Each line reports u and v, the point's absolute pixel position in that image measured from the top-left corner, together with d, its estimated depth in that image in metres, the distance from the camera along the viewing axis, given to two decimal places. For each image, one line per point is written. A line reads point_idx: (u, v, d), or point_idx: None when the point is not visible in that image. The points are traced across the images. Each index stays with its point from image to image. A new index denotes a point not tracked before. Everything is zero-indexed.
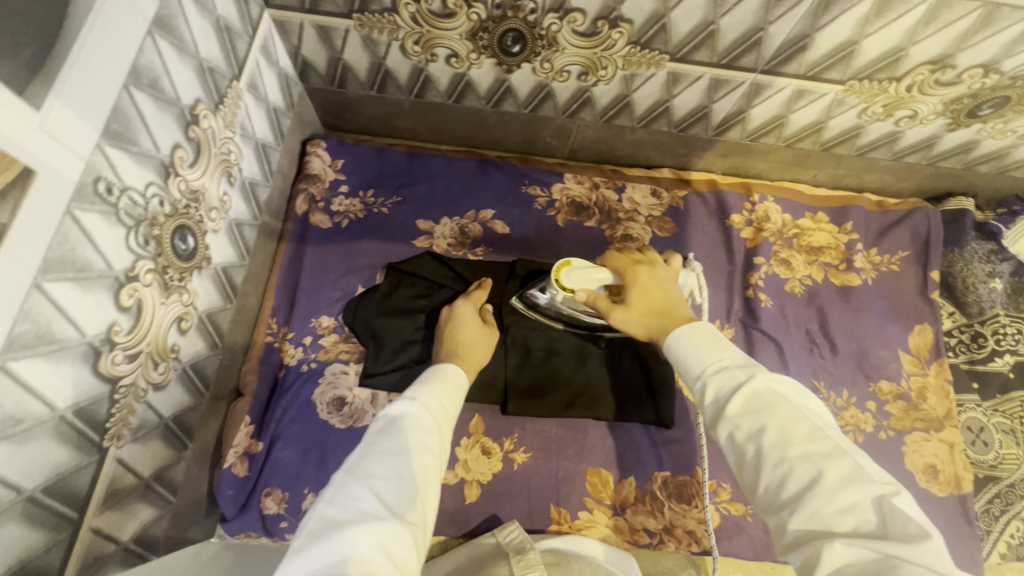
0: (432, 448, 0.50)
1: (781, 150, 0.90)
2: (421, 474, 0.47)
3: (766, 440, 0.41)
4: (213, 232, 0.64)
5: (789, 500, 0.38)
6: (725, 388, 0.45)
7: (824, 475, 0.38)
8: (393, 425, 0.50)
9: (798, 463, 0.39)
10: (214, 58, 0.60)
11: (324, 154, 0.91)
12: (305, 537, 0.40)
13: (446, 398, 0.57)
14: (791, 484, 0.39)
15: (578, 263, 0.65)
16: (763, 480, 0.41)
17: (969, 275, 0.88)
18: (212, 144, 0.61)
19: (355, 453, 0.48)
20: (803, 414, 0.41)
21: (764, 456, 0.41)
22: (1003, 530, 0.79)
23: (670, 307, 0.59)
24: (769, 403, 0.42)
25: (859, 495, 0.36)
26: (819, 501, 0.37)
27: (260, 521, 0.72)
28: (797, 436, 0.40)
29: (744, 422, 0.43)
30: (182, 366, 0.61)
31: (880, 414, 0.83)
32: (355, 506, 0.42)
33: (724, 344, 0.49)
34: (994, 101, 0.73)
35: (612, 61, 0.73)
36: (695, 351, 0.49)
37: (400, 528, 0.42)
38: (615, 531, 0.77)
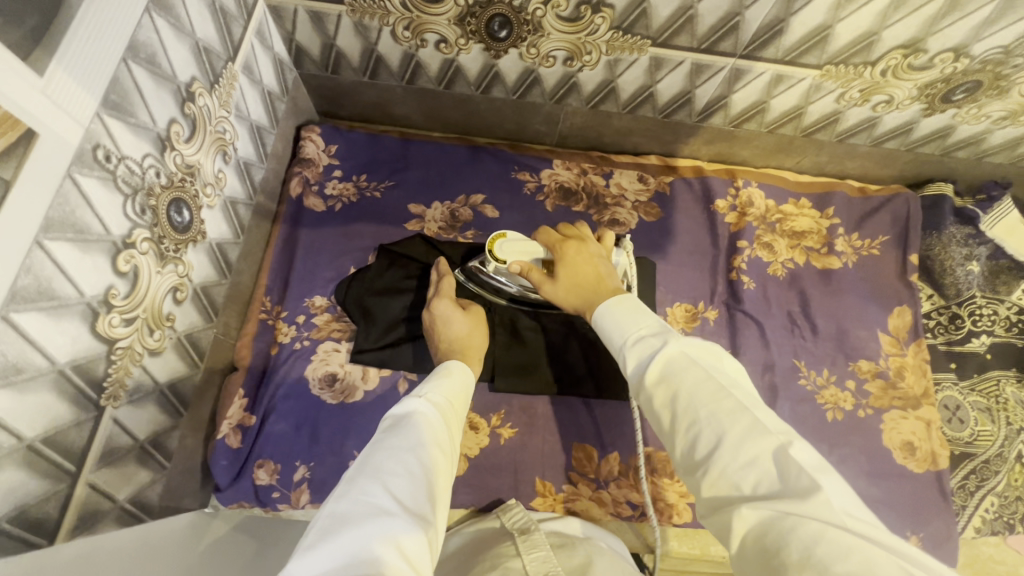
0: (443, 447, 0.50)
1: (763, 136, 0.92)
2: (433, 471, 0.47)
3: (679, 405, 0.43)
4: (208, 208, 0.66)
5: (699, 463, 0.40)
6: (643, 356, 0.48)
7: (726, 435, 0.40)
8: (405, 423, 0.51)
9: (705, 424, 0.41)
10: (210, 38, 0.62)
11: (318, 140, 0.93)
12: (317, 530, 0.38)
13: (454, 401, 0.58)
14: (701, 445, 0.40)
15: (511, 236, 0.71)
16: (680, 445, 0.43)
17: (946, 258, 0.90)
18: (207, 122, 0.63)
19: (366, 449, 0.47)
20: (711, 374, 0.43)
21: (679, 423, 0.43)
22: (978, 505, 0.81)
23: (596, 278, 0.62)
24: (682, 367, 0.44)
25: (759, 450, 0.38)
26: (725, 459, 0.39)
27: (252, 491, 0.74)
28: (703, 396, 0.42)
29: (659, 389, 0.45)
30: (178, 336, 0.63)
31: (859, 392, 0.85)
32: (371, 499, 0.41)
33: (643, 315, 0.52)
34: (966, 86, 0.75)
35: (596, 46, 0.75)
36: (618, 324, 0.52)
37: (415, 523, 0.41)
38: (598, 504, 0.79)
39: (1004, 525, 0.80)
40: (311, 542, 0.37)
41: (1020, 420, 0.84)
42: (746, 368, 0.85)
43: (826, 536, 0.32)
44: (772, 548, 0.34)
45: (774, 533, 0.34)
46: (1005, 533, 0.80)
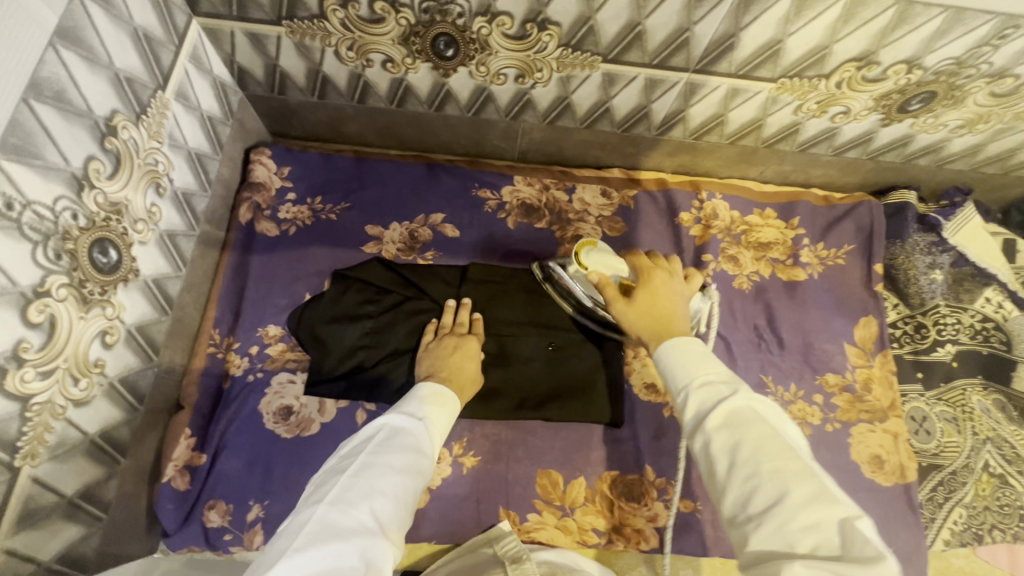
0: (423, 471, 0.56)
1: (725, 148, 0.90)
2: (409, 493, 0.53)
3: (740, 455, 0.42)
4: (140, 244, 0.63)
5: (754, 514, 0.40)
6: (706, 403, 0.47)
7: (789, 493, 0.39)
8: (394, 442, 0.55)
9: (767, 478, 0.40)
10: (133, 67, 0.59)
11: (269, 162, 0.90)
12: (306, 537, 0.44)
13: (442, 423, 0.63)
14: (758, 496, 0.40)
15: (598, 248, 0.73)
16: (731, 493, 0.42)
17: (910, 267, 0.90)
18: (135, 155, 0.60)
19: (359, 462, 0.52)
20: (780, 435, 0.43)
21: (735, 471, 0.42)
22: (947, 517, 0.80)
23: (669, 316, 0.61)
24: (748, 420, 0.44)
25: (822, 513, 0.37)
26: (785, 516, 0.38)
27: (202, 534, 0.71)
28: (770, 453, 0.41)
29: (720, 435, 0.44)
30: (109, 381, 0.60)
31: (827, 406, 0.84)
32: (355, 517, 0.47)
33: (712, 361, 0.51)
34: (921, 97, 0.74)
35: (546, 64, 0.73)
36: (682, 364, 0.51)
37: (385, 542, 0.47)
38: (564, 532, 0.77)
39: (972, 536, 0.79)
40: (299, 550, 0.43)
41: (986, 429, 0.83)
42: None
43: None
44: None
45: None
46: (974, 544, 0.80)
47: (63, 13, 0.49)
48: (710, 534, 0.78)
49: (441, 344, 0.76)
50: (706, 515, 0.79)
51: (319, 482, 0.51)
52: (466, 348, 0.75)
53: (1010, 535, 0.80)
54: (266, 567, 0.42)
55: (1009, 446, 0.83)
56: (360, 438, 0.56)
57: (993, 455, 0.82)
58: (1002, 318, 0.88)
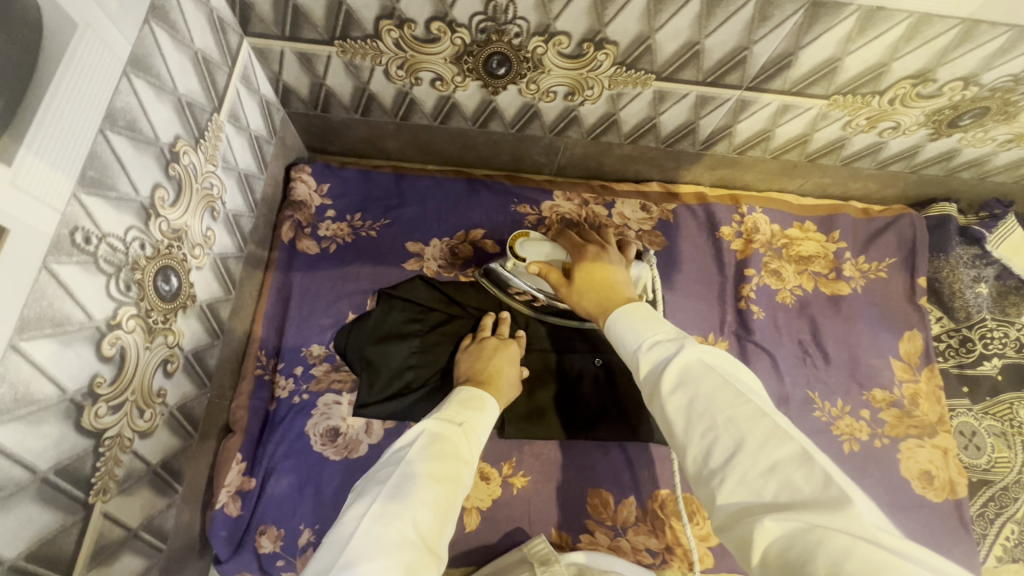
0: (461, 478, 0.54)
1: (767, 162, 0.90)
2: (448, 503, 0.51)
3: (696, 410, 0.42)
4: (197, 269, 0.62)
5: (717, 468, 0.39)
6: (658, 361, 0.47)
7: (747, 439, 0.38)
8: (431, 448, 0.54)
9: (721, 430, 0.40)
10: (193, 92, 0.58)
11: (309, 179, 0.89)
12: (350, 553, 0.43)
13: (481, 427, 0.61)
14: (718, 450, 0.39)
15: (534, 240, 0.76)
16: (693, 450, 0.41)
17: (955, 281, 0.90)
18: (194, 179, 0.60)
19: (398, 472, 0.51)
20: (729, 381, 0.42)
21: (693, 426, 0.41)
22: (999, 533, 0.80)
23: (610, 283, 0.63)
24: (699, 374, 0.43)
25: (779, 456, 0.37)
26: (747, 465, 0.37)
27: (254, 561, 0.70)
28: (721, 402, 0.41)
29: (676, 395, 0.43)
30: (170, 410, 0.59)
31: (874, 422, 0.84)
32: (399, 530, 0.45)
33: (661, 322, 0.51)
34: (974, 112, 0.74)
35: (598, 81, 0.72)
36: (633, 332, 0.51)
37: (429, 558, 0.45)
38: (617, 553, 0.76)
39: None
40: (345, 565, 0.42)
41: None
42: None
43: (858, 546, 0.30)
44: (798, 560, 0.31)
45: (799, 544, 0.32)
46: None
47: (135, 41, 0.48)
48: None
49: (482, 346, 0.75)
50: None
51: (356, 496, 0.51)
52: (507, 351, 0.74)
53: None
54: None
55: None
56: (397, 446, 0.55)
57: None
58: None
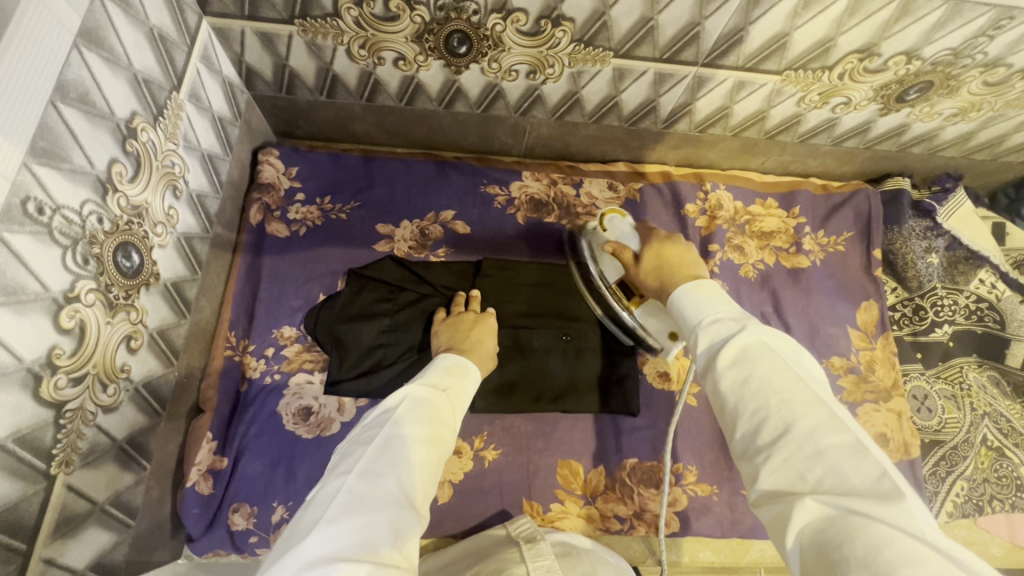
0: (444, 440, 0.55)
1: (728, 140, 0.92)
2: (432, 463, 0.53)
3: (750, 389, 0.42)
4: (159, 247, 0.62)
5: (764, 446, 0.40)
6: (717, 338, 0.46)
7: (800, 423, 0.39)
8: (418, 412, 0.55)
9: (775, 412, 0.40)
10: (150, 68, 0.58)
11: (277, 163, 0.89)
12: (336, 510, 0.45)
13: (465, 392, 0.63)
14: (767, 431, 0.40)
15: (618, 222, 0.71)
16: (741, 427, 0.42)
17: (908, 252, 0.93)
18: (153, 156, 0.60)
19: (384, 432, 0.52)
20: (789, 366, 0.42)
21: (743, 404, 0.42)
22: (950, 490, 0.84)
23: (680, 263, 0.60)
24: (759, 354, 0.43)
25: (833, 443, 0.37)
26: (796, 449, 0.38)
27: (227, 538, 0.71)
28: (778, 386, 0.41)
29: (731, 371, 0.44)
30: (135, 386, 0.59)
31: (833, 388, 0.87)
32: (384, 489, 0.47)
33: (727, 301, 0.50)
34: (919, 86, 0.77)
35: (558, 59, 0.74)
36: (693, 306, 0.51)
37: (414, 514, 0.47)
38: (587, 520, 0.78)
39: (974, 508, 0.83)
40: (331, 521, 0.43)
41: (983, 404, 0.87)
42: None
43: (902, 541, 0.31)
44: (833, 541, 0.33)
45: (838, 527, 0.33)
46: (976, 515, 0.83)
47: (86, 14, 0.48)
48: (727, 516, 0.80)
49: (459, 319, 0.77)
50: (722, 498, 0.81)
51: (345, 455, 0.52)
52: (486, 323, 0.76)
53: (1009, 504, 0.83)
54: (301, 537, 0.43)
55: (1005, 420, 0.86)
56: (381, 410, 0.56)
57: (990, 429, 0.86)
58: (995, 298, 0.91)
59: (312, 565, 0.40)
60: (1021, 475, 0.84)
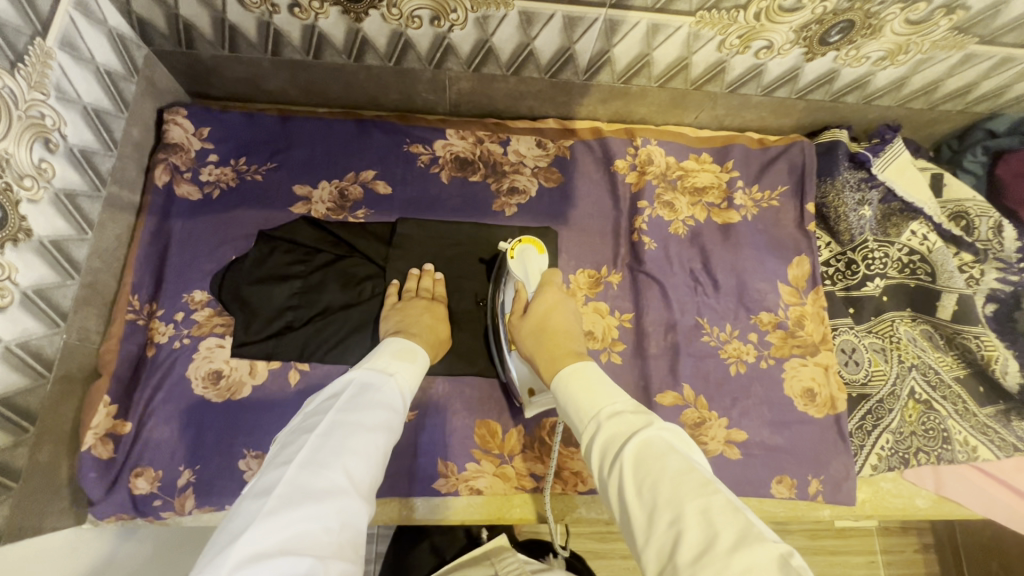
0: (394, 427, 0.55)
1: (656, 92, 0.89)
2: (381, 451, 0.52)
3: (660, 495, 0.43)
4: (29, 201, 0.60)
5: (684, 566, 0.38)
6: (622, 432, 0.50)
7: (720, 535, 0.39)
8: (365, 398, 0.54)
9: (690, 519, 0.41)
10: (0, 10, 0.54)
11: (185, 122, 0.85)
12: (277, 502, 0.43)
13: (413, 375, 0.62)
14: (686, 543, 0.39)
15: (533, 258, 0.76)
16: (660, 541, 0.41)
17: (839, 205, 0.91)
18: (13, 106, 0.57)
19: (329, 421, 0.50)
20: (696, 469, 0.45)
21: (659, 514, 0.43)
22: (875, 443, 0.83)
23: (557, 340, 0.66)
24: (663, 452, 0.46)
25: (758, 558, 0.36)
26: (718, 563, 0.37)
27: (130, 501, 0.70)
28: (686, 490, 0.43)
29: (639, 472, 0.46)
30: (5, 344, 0.58)
31: (761, 344, 0.86)
32: (328, 477, 0.45)
33: (613, 394, 0.55)
34: (840, 26, 0.74)
35: (459, 3, 0.70)
36: (586, 401, 0.55)
37: (360, 502, 0.46)
38: (502, 479, 0.77)
39: (900, 460, 0.82)
40: (271, 514, 0.42)
41: (911, 356, 0.86)
42: (650, 330, 0.85)
43: None
44: None
45: None
46: (902, 468, 0.82)
47: None
48: None
49: (409, 305, 0.76)
50: None
51: (286, 441, 0.49)
52: (435, 311, 0.77)
53: (935, 457, 0.82)
54: (237, 533, 0.41)
55: (933, 371, 0.85)
56: (326, 395, 0.54)
57: (918, 381, 0.84)
58: (927, 250, 0.88)
59: (252, 560, 0.39)
60: (948, 427, 0.83)
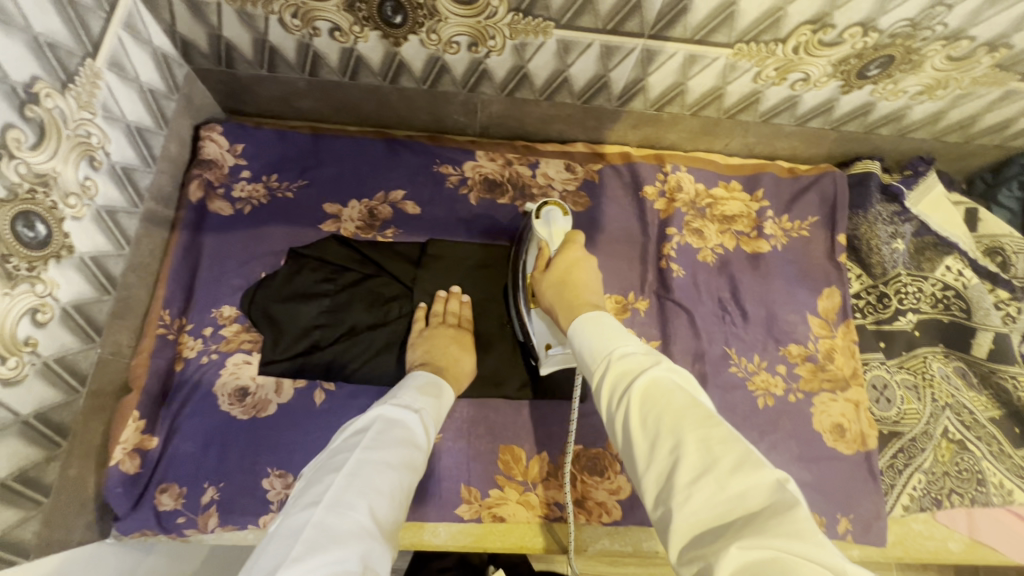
0: (416, 466, 0.54)
1: (688, 120, 0.89)
2: (403, 491, 0.51)
3: (663, 425, 0.43)
4: (73, 218, 0.61)
5: (682, 490, 0.39)
6: (628, 368, 0.49)
7: (719, 460, 0.38)
8: (389, 436, 0.54)
9: (689, 444, 0.41)
10: (55, 32, 0.55)
11: (220, 138, 0.86)
12: (305, 544, 0.42)
13: (435, 414, 0.62)
14: (684, 468, 0.40)
15: (555, 215, 0.74)
16: (660, 466, 0.42)
17: (872, 237, 0.90)
18: (62, 125, 0.58)
19: (354, 459, 0.50)
20: (701, 403, 0.44)
21: (660, 441, 0.42)
22: (906, 483, 0.81)
23: (575, 293, 0.65)
24: (669, 386, 0.46)
25: (753, 483, 0.37)
26: (715, 488, 0.37)
27: (154, 518, 0.70)
28: (689, 420, 0.42)
29: (644, 403, 0.45)
30: (43, 360, 0.58)
31: (790, 376, 0.85)
32: (354, 519, 0.45)
33: (624, 336, 0.54)
34: (879, 61, 0.73)
35: (498, 30, 0.71)
36: (596, 340, 0.55)
37: (383, 545, 0.45)
38: (526, 507, 0.77)
39: (931, 501, 0.80)
40: (298, 558, 0.40)
41: (945, 395, 0.84)
42: (677, 358, 0.84)
43: None
44: None
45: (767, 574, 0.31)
46: (934, 509, 0.81)
47: None
48: None
49: (437, 333, 0.76)
50: None
51: (311, 480, 0.49)
52: (462, 339, 0.77)
53: (968, 499, 0.80)
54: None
55: (968, 412, 0.83)
56: (351, 431, 0.54)
57: (951, 421, 0.83)
58: (962, 286, 0.86)
59: None
60: (982, 469, 0.81)
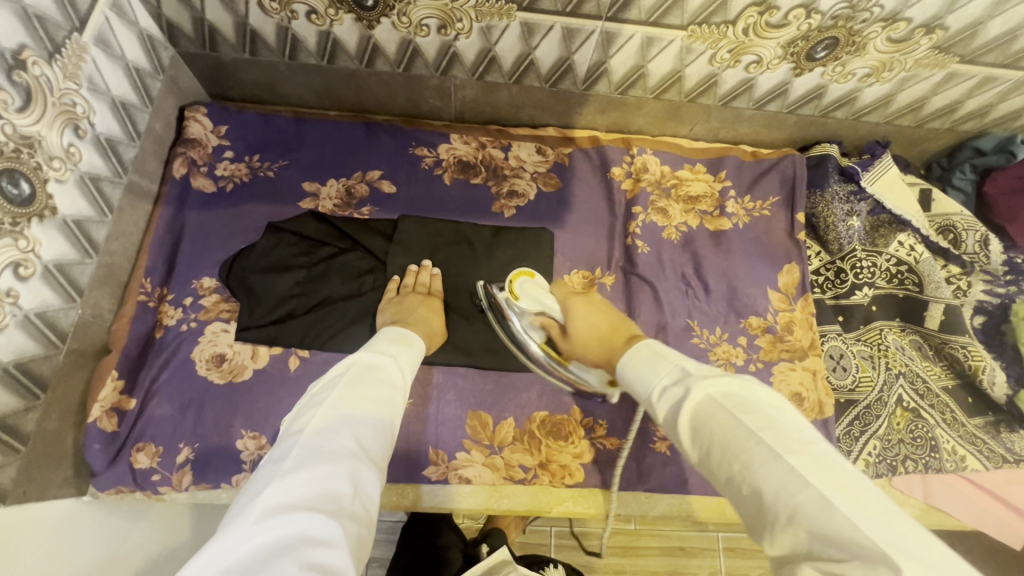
0: (397, 403, 0.58)
1: (652, 103, 0.93)
2: (386, 423, 0.55)
3: (714, 457, 0.46)
4: (57, 181, 0.65)
5: (756, 519, 0.43)
6: (669, 404, 0.53)
7: (766, 488, 0.42)
8: (367, 376, 0.57)
9: (740, 477, 0.44)
10: (44, 5, 0.60)
11: (204, 120, 0.90)
12: (293, 462, 0.45)
13: (411, 360, 0.66)
14: (748, 498, 0.43)
15: (534, 287, 0.79)
16: (732, 495, 0.45)
17: (829, 215, 0.93)
18: (49, 93, 0.62)
19: (335, 395, 0.53)
20: (739, 422, 0.46)
21: (720, 475, 0.46)
22: (862, 448, 0.83)
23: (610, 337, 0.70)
24: (710, 413, 0.48)
25: (796, 505, 0.39)
26: (776, 514, 0.40)
27: (130, 474, 0.72)
28: (733, 449, 0.45)
29: (695, 438, 0.49)
30: (24, 313, 0.61)
31: (750, 347, 0.88)
32: (339, 442, 0.48)
33: (655, 367, 0.57)
34: (825, 43, 0.78)
35: (464, 13, 0.75)
36: (637, 377, 0.58)
37: (371, 466, 0.49)
38: (491, 469, 0.79)
39: (887, 467, 0.83)
40: (289, 474, 0.44)
41: (899, 363, 0.87)
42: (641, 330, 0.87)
43: None
44: None
45: None
46: (889, 475, 0.83)
47: None
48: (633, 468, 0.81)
49: (408, 299, 0.80)
50: (630, 452, 0.82)
51: (298, 415, 0.52)
52: (432, 304, 0.80)
53: (922, 465, 0.83)
54: (258, 491, 0.43)
55: (921, 380, 0.86)
56: (332, 373, 0.57)
57: (905, 389, 0.85)
58: (914, 261, 0.90)
59: (275, 513, 0.41)
60: (936, 436, 0.84)
